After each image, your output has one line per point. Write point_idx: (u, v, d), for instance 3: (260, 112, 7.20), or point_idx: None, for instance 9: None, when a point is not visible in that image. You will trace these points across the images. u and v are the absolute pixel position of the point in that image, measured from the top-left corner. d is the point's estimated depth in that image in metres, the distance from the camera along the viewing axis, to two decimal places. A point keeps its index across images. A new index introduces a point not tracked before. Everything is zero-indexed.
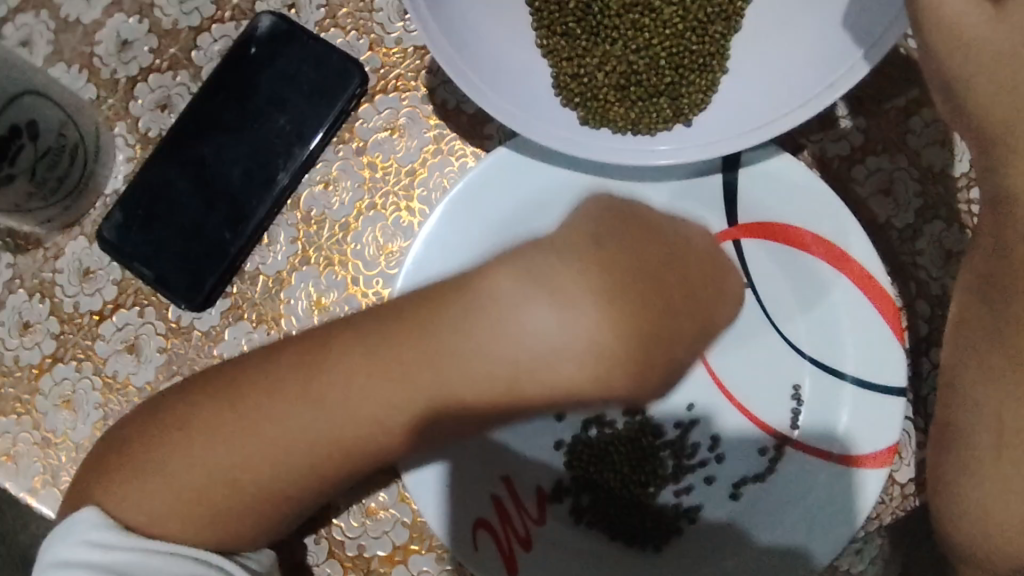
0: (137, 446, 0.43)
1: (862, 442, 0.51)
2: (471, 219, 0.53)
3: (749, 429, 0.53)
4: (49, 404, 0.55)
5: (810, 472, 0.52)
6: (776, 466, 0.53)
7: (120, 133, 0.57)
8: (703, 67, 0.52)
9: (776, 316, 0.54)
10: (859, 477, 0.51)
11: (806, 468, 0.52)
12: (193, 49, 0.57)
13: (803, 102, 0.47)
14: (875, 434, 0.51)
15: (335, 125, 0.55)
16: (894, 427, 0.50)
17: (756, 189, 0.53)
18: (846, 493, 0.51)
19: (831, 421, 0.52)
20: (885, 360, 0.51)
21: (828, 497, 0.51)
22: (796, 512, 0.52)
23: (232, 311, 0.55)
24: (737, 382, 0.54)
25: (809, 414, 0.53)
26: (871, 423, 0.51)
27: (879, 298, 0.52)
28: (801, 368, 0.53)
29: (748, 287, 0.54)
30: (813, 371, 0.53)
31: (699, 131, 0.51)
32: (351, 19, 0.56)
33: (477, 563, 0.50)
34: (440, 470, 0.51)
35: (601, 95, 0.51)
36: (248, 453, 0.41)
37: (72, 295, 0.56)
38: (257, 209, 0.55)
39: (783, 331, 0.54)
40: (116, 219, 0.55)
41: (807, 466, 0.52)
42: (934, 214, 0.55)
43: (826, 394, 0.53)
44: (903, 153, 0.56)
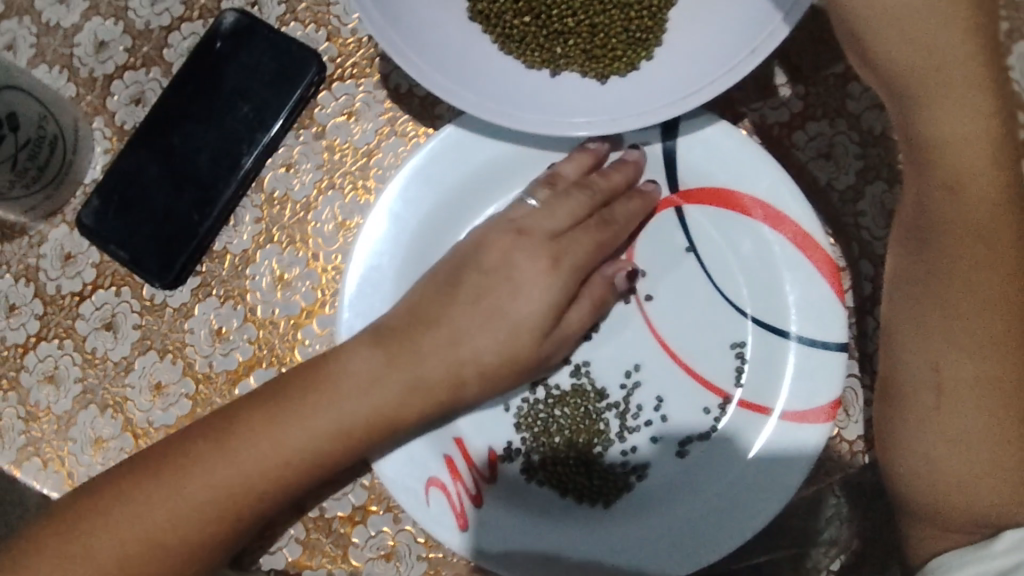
0: (122, 492, 0.47)
1: (808, 398, 0.52)
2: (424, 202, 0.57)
3: (695, 388, 0.55)
4: (33, 379, 0.58)
5: (753, 428, 0.54)
6: (720, 425, 0.55)
7: (98, 127, 0.61)
8: (640, 40, 0.57)
9: (719, 280, 0.55)
10: (804, 433, 0.52)
11: (749, 424, 0.54)
12: (164, 47, 0.61)
13: (728, 69, 0.50)
14: (820, 390, 0.52)
15: (295, 110, 0.59)
16: (836, 381, 0.52)
17: (695, 157, 0.55)
18: (791, 444, 0.52)
19: (776, 378, 0.54)
20: (829, 317, 0.53)
21: (769, 451, 0.53)
22: (737, 465, 0.53)
23: (201, 289, 0.58)
24: (679, 339, 0.55)
25: (752, 373, 0.54)
26: (813, 378, 0.52)
27: (820, 257, 0.53)
28: (744, 327, 0.55)
29: (690, 252, 0.56)
30: (756, 331, 0.55)
31: (631, 100, 0.54)
32: (309, 13, 0.60)
33: (428, 518, 0.52)
34: (418, 456, 0.53)
35: (543, 40, 0.58)
36: (204, 505, 0.47)
37: (54, 278, 0.59)
38: (225, 191, 0.58)
39: (726, 294, 0.55)
40: (93, 205, 0.58)
41: (751, 422, 0.54)
42: (876, 175, 0.57)
43: (769, 352, 0.54)
44: (842, 118, 0.57)
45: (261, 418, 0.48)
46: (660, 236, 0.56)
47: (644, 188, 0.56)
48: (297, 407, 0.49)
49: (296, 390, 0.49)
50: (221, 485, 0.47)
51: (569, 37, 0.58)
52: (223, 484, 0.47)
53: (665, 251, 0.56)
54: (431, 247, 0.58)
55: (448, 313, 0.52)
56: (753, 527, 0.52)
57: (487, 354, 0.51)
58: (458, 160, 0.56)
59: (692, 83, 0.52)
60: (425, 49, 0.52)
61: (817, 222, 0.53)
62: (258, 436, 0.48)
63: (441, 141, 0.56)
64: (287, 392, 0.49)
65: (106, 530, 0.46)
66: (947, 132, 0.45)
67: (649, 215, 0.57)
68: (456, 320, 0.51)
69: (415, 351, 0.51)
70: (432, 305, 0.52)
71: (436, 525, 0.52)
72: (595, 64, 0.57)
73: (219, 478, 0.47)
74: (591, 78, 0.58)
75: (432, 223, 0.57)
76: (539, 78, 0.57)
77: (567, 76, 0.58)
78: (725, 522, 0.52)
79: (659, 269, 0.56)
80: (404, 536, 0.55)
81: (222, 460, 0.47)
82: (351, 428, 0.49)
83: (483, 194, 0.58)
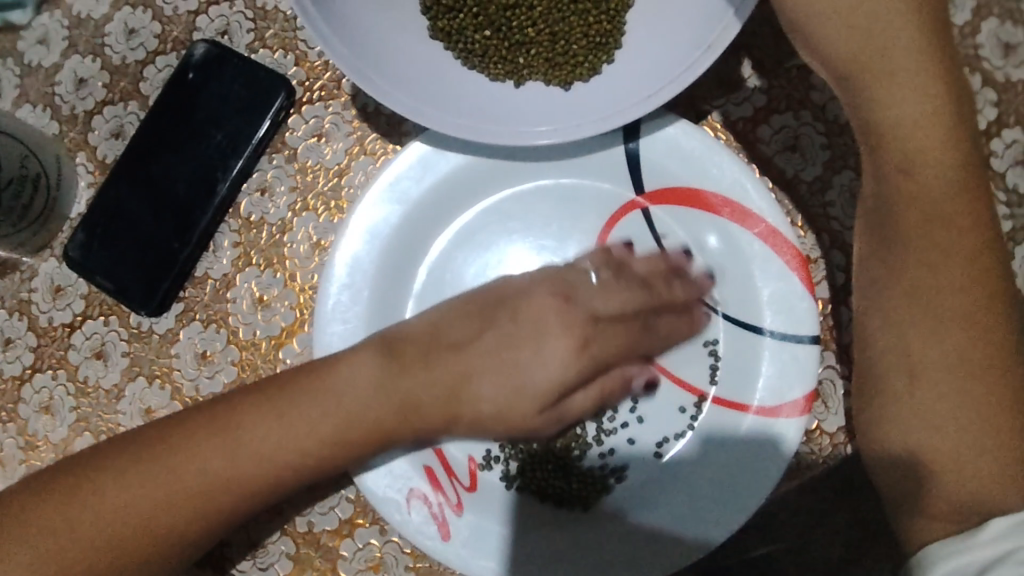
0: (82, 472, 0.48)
1: (782, 393, 0.53)
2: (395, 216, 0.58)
3: (671, 388, 0.55)
4: (31, 410, 0.60)
5: (730, 425, 0.54)
6: (696, 423, 0.55)
7: (81, 162, 0.63)
8: (600, 44, 0.57)
9: (690, 279, 0.56)
10: (779, 428, 0.53)
11: (725, 421, 0.54)
12: (140, 81, 0.63)
13: (686, 66, 0.50)
14: (792, 384, 0.53)
15: (267, 135, 0.60)
16: (809, 374, 0.52)
17: (659, 158, 0.56)
18: (767, 441, 0.53)
19: (751, 375, 0.54)
20: (799, 312, 0.53)
21: (745, 448, 0.53)
22: (712, 463, 0.54)
23: (185, 314, 0.60)
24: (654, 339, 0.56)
25: (726, 371, 0.55)
26: (786, 373, 0.53)
27: (787, 251, 0.54)
28: (716, 325, 0.55)
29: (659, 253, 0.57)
30: (729, 327, 0.55)
31: (593, 106, 0.55)
32: (277, 39, 0.61)
33: (408, 528, 0.54)
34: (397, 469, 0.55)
35: (504, 51, 0.58)
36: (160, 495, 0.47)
37: (46, 311, 0.61)
38: (202, 218, 0.59)
39: (697, 292, 0.56)
40: (78, 238, 0.60)
41: (727, 420, 0.54)
42: (843, 165, 0.57)
43: (742, 348, 0.55)
44: (807, 109, 0.57)
45: (264, 414, 0.48)
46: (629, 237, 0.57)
47: (610, 191, 0.57)
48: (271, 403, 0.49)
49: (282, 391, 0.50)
50: (185, 471, 0.47)
51: (531, 46, 0.58)
52: (188, 477, 0.47)
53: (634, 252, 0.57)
54: (405, 259, 0.59)
55: (467, 347, 0.50)
56: (731, 526, 0.52)
57: (490, 401, 0.49)
58: (425, 175, 0.58)
59: (653, 83, 0.52)
60: (384, 68, 0.53)
61: (783, 216, 0.54)
62: (265, 424, 0.48)
63: (408, 158, 0.57)
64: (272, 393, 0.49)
65: (62, 505, 0.47)
66: (895, 115, 0.45)
67: (616, 217, 0.57)
68: (471, 358, 0.49)
69: (425, 371, 0.49)
70: (446, 332, 0.51)
71: (419, 534, 0.54)
72: (558, 72, 0.58)
73: (184, 468, 0.47)
74: (555, 85, 0.58)
75: (405, 234, 0.58)
76: (503, 90, 0.58)
77: (532, 86, 0.58)
78: (701, 519, 0.53)
79: None
80: (391, 547, 0.56)
81: (194, 449, 0.48)
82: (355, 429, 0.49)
83: (456, 202, 0.59)
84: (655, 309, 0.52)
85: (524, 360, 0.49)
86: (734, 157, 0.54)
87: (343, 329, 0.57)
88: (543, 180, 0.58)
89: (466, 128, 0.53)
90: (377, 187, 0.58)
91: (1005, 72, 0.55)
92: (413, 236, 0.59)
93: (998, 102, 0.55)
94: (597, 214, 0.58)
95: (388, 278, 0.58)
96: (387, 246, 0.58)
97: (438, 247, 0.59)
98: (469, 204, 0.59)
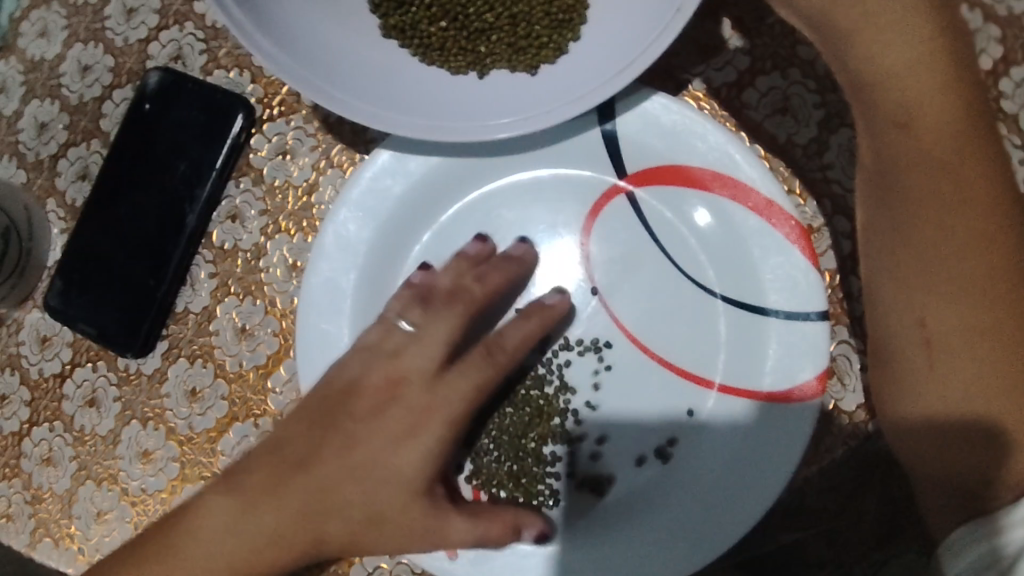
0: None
1: (792, 376, 0.50)
2: (368, 229, 0.55)
3: (673, 381, 0.52)
4: (33, 464, 0.60)
5: (737, 417, 0.51)
6: (700, 421, 0.52)
7: (52, 208, 0.62)
8: (565, 22, 0.52)
9: (681, 261, 0.52)
10: (793, 412, 0.49)
11: (732, 414, 0.51)
12: (100, 118, 0.61)
13: (658, 33, 0.45)
14: (804, 365, 0.49)
15: (230, 159, 0.58)
16: (821, 353, 0.49)
17: (640, 137, 0.52)
18: (781, 430, 0.49)
19: (758, 357, 0.51)
20: (804, 287, 0.49)
21: (756, 441, 0.50)
22: (722, 461, 0.51)
23: (170, 353, 0.59)
24: (650, 330, 0.52)
25: (730, 357, 0.51)
26: (795, 354, 0.50)
27: (786, 223, 0.50)
28: (716, 309, 0.52)
29: (647, 237, 0.53)
30: (729, 310, 0.51)
31: (561, 89, 0.49)
32: (230, 57, 0.59)
33: (410, 550, 0.52)
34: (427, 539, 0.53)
35: (463, 40, 0.53)
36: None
37: (35, 362, 0.61)
38: (175, 252, 0.58)
39: (691, 275, 0.52)
40: (56, 286, 0.59)
41: (734, 412, 0.51)
42: (840, 123, 0.52)
43: (746, 331, 0.51)
44: (795, 66, 0.53)
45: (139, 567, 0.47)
46: (616, 223, 0.53)
47: (592, 178, 0.54)
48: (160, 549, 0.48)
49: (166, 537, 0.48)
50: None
51: (492, 33, 0.54)
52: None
53: (622, 238, 0.53)
54: (385, 274, 0.56)
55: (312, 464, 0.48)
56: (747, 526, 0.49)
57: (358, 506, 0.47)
58: (395, 183, 0.55)
59: (623, 56, 0.47)
60: (340, 77, 0.49)
61: (778, 186, 0.50)
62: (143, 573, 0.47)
63: (375, 167, 0.55)
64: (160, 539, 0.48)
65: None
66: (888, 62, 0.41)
67: (600, 205, 0.54)
68: (325, 477, 0.47)
69: (278, 498, 0.47)
70: (300, 439, 0.49)
71: (422, 555, 0.52)
72: (523, 56, 0.52)
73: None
74: (521, 71, 0.52)
75: (381, 247, 0.56)
76: (466, 83, 0.53)
77: (497, 75, 0.53)
78: (714, 522, 0.50)
79: (618, 260, 0.53)
80: (401, 569, 0.55)
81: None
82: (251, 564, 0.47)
83: (431, 206, 0.56)
84: (487, 287, 0.52)
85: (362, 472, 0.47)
86: (720, 127, 0.51)
87: (330, 351, 0.55)
88: (519, 175, 0.55)
89: (437, 129, 0.48)
90: (347, 202, 0.55)
91: (1007, 5, 0.49)
92: (395, 248, 0.56)
93: (1002, 38, 0.49)
94: (580, 202, 0.54)
95: (369, 294, 0.56)
96: (362, 261, 0.55)
97: (415, 255, 0.56)
98: (447, 206, 0.56)
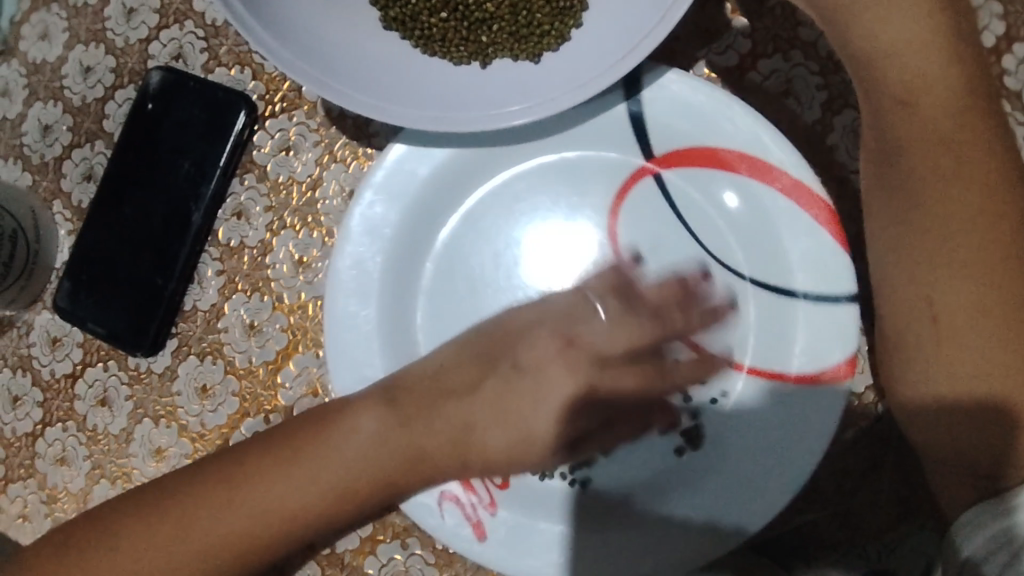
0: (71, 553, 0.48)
1: (821, 358, 0.49)
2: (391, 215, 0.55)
3: (701, 364, 0.52)
4: (48, 464, 0.61)
5: (764, 401, 0.51)
6: (727, 404, 0.52)
7: (58, 210, 0.62)
8: (566, 8, 0.52)
9: (709, 244, 0.53)
10: (822, 394, 0.49)
11: (759, 398, 0.51)
12: (103, 118, 0.62)
13: (661, 17, 0.45)
14: (833, 347, 0.49)
15: (234, 156, 0.58)
16: (851, 337, 0.48)
17: (667, 119, 0.52)
18: (808, 414, 0.49)
19: (788, 339, 0.51)
20: (835, 269, 0.49)
21: (781, 424, 0.50)
22: (748, 446, 0.51)
23: (180, 350, 0.59)
24: (680, 312, 0.53)
25: (759, 339, 0.51)
26: (824, 336, 0.49)
27: (815, 204, 0.49)
28: (745, 290, 0.52)
29: (676, 218, 0.53)
30: (758, 294, 0.52)
31: (564, 77, 0.49)
32: (231, 55, 0.59)
33: (440, 529, 0.52)
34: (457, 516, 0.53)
35: (463, 30, 0.53)
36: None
37: (47, 363, 0.61)
38: (181, 250, 0.58)
39: (719, 257, 0.52)
40: (65, 287, 0.60)
41: (761, 395, 0.51)
42: (843, 104, 0.52)
43: (776, 313, 0.51)
44: (797, 48, 0.53)
45: (161, 530, 0.48)
46: (643, 204, 0.53)
47: (620, 160, 0.54)
48: (190, 512, 0.48)
49: (191, 502, 0.48)
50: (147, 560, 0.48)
51: (493, 22, 0.53)
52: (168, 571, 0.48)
53: (649, 219, 0.53)
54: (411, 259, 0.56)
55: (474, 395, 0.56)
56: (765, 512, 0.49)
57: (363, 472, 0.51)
58: (415, 171, 0.54)
59: (624, 42, 0.47)
60: (343, 71, 0.49)
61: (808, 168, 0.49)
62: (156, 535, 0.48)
63: (393, 158, 0.54)
64: (188, 503, 0.48)
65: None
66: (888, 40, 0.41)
67: (627, 186, 0.54)
68: (346, 458, 0.50)
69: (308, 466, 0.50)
70: (325, 418, 0.52)
71: (454, 535, 0.52)
72: (525, 45, 0.52)
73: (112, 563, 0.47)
74: (523, 60, 0.52)
75: (406, 234, 0.55)
76: (469, 74, 0.52)
77: (499, 64, 0.53)
78: (733, 506, 0.50)
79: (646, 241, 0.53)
80: (416, 559, 0.55)
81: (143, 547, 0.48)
82: (351, 482, 0.50)
83: (452, 195, 0.56)
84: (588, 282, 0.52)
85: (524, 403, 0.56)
86: (749, 107, 0.50)
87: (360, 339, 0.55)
88: (522, 165, 0.55)
89: (441, 119, 0.48)
90: (370, 190, 0.55)
91: None
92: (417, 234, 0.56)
93: (1005, 15, 0.49)
94: (606, 182, 0.54)
95: (395, 280, 0.56)
96: (384, 249, 0.55)
97: (441, 239, 0.56)
98: (469, 191, 0.56)
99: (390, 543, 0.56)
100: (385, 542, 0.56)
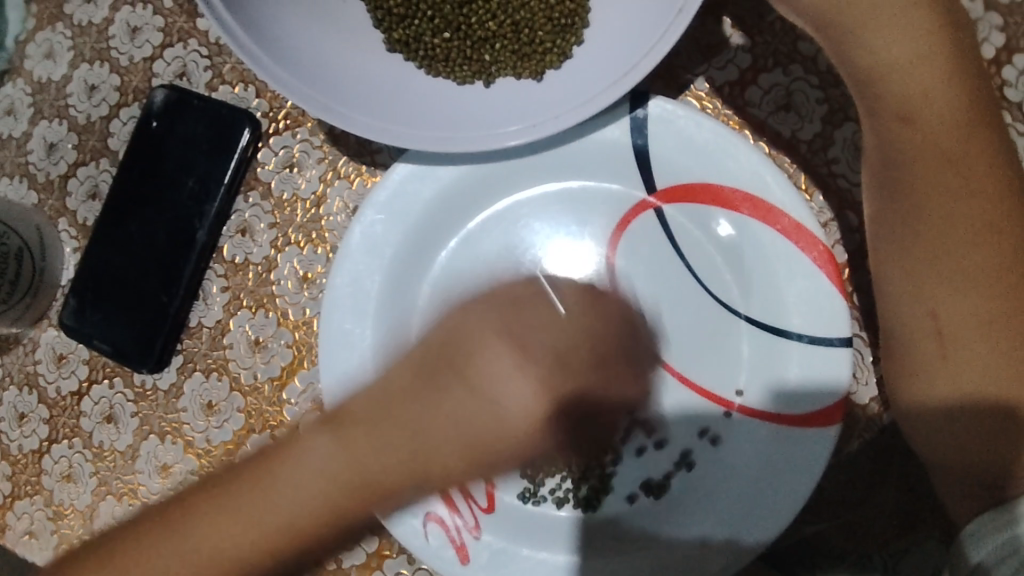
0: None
1: (815, 400, 0.49)
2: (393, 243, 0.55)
3: (695, 397, 0.52)
4: (53, 481, 0.61)
5: (757, 435, 0.51)
6: (727, 432, 0.52)
7: (64, 227, 0.63)
8: (567, 26, 0.52)
9: (705, 278, 0.53)
10: (814, 434, 0.49)
11: (754, 431, 0.51)
12: (108, 136, 0.62)
13: (660, 34, 0.45)
14: (827, 389, 0.49)
15: (238, 173, 0.58)
16: (844, 382, 0.49)
17: (668, 152, 0.52)
18: (800, 452, 0.49)
19: (781, 377, 0.51)
20: (830, 312, 0.49)
21: (778, 458, 0.50)
22: (746, 475, 0.51)
23: (185, 367, 0.59)
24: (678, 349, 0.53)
25: (753, 376, 0.52)
26: (819, 377, 0.49)
27: (814, 247, 0.49)
28: (740, 328, 0.52)
29: (675, 254, 0.53)
30: (753, 331, 0.52)
31: (566, 94, 0.50)
32: (234, 73, 0.59)
33: (425, 552, 0.52)
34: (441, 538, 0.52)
35: (467, 49, 0.53)
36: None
37: (53, 380, 0.61)
38: (186, 267, 0.58)
39: (714, 292, 0.53)
40: (71, 304, 0.60)
41: (754, 430, 0.51)
42: (844, 117, 0.52)
43: (771, 351, 0.51)
44: (797, 62, 0.53)
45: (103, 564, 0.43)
46: (642, 237, 0.54)
47: (621, 192, 0.54)
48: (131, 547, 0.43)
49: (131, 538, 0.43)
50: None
51: (495, 41, 0.53)
52: None
53: (648, 252, 0.54)
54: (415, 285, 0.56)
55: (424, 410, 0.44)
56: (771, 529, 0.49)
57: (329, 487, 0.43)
58: (417, 196, 0.55)
59: (625, 59, 0.47)
60: (346, 94, 0.49)
61: (808, 210, 0.50)
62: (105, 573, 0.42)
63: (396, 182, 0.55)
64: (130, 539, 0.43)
65: None
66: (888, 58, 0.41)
67: (628, 218, 0.54)
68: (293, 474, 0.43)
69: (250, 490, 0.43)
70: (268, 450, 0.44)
71: (437, 559, 0.52)
72: (527, 64, 0.52)
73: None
74: (526, 78, 0.53)
75: (408, 262, 0.56)
76: (473, 94, 0.53)
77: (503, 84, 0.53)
78: (736, 526, 0.50)
79: (645, 272, 0.54)
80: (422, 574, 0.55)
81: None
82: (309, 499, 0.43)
83: (453, 215, 0.56)
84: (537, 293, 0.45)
85: (480, 419, 0.44)
86: (751, 146, 0.50)
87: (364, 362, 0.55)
88: (525, 180, 0.55)
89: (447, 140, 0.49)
90: (375, 207, 0.55)
91: None
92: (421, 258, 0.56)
93: (1005, 26, 0.49)
94: (607, 214, 0.55)
95: (396, 306, 0.56)
96: (387, 276, 0.56)
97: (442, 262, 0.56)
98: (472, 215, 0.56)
99: (398, 558, 0.56)
100: (393, 556, 0.56)
